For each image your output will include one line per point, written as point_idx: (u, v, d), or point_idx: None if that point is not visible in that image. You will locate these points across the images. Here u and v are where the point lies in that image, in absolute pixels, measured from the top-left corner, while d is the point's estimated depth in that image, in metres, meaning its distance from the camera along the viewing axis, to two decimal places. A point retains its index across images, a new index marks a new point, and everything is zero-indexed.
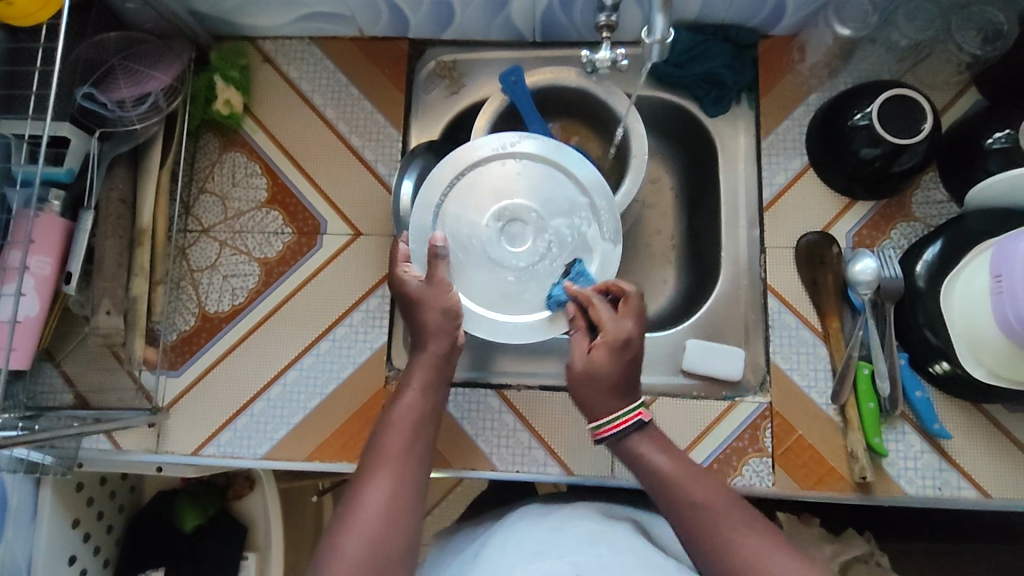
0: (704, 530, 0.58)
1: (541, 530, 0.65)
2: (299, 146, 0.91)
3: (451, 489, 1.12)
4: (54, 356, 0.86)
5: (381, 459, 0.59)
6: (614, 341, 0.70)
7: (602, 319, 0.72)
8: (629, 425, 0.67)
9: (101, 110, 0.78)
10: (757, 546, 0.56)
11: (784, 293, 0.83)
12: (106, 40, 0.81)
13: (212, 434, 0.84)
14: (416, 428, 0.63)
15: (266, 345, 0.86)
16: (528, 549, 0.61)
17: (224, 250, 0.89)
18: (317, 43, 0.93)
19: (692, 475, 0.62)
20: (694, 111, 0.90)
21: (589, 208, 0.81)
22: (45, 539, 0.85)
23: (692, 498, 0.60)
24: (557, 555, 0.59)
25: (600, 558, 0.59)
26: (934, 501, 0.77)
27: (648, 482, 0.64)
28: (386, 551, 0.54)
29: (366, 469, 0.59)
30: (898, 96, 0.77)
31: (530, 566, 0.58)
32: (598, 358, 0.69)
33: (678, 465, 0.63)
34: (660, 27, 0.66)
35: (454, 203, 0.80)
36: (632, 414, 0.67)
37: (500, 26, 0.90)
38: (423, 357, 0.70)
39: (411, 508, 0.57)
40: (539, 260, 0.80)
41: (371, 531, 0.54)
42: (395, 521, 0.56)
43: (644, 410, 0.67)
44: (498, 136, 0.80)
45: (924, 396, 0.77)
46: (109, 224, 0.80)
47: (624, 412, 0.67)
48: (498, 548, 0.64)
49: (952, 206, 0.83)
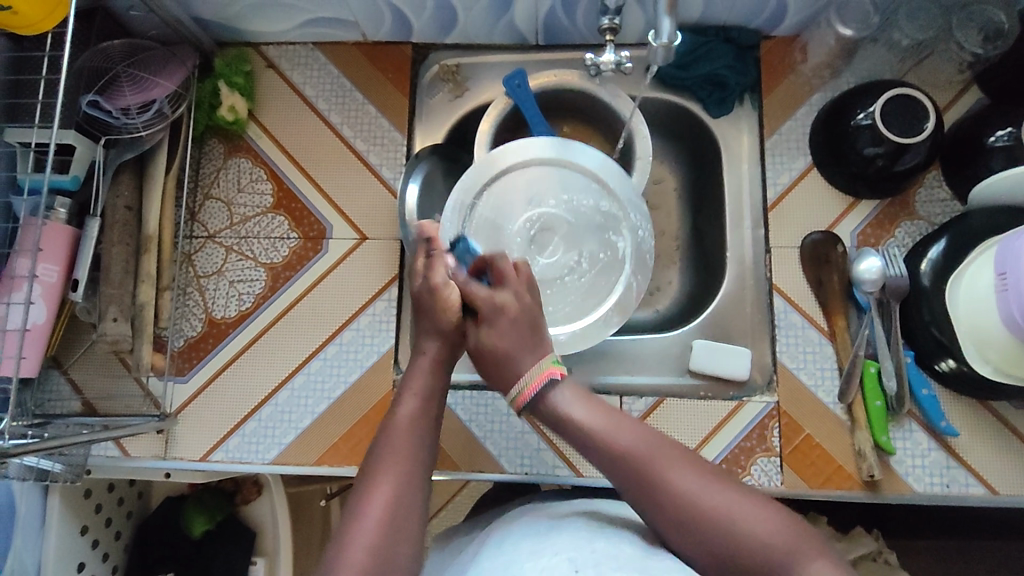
0: (645, 484, 0.55)
1: (537, 528, 0.65)
2: (304, 151, 0.91)
3: (457, 492, 1.12)
4: (62, 363, 0.86)
5: (382, 465, 0.58)
6: (494, 318, 0.63)
7: (477, 297, 0.65)
8: (545, 382, 0.61)
9: (106, 118, 0.79)
10: (698, 490, 0.54)
11: (790, 292, 0.84)
12: (110, 48, 0.82)
13: (220, 441, 0.84)
14: (418, 445, 0.60)
15: (274, 350, 0.86)
16: (524, 549, 0.61)
17: (230, 256, 0.89)
18: (320, 48, 0.94)
19: (618, 424, 0.58)
20: (697, 112, 0.91)
21: (624, 220, 0.82)
22: (54, 547, 0.86)
23: (621, 456, 0.56)
24: (554, 552, 0.58)
25: (596, 552, 0.57)
26: (941, 498, 0.77)
27: (577, 441, 0.59)
28: (387, 562, 0.53)
29: (366, 476, 0.58)
30: (900, 95, 0.77)
31: (527, 565, 0.57)
32: (487, 337, 0.63)
33: (601, 416, 0.59)
34: (667, 30, 0.66)
35: (488, 204, 0.81)
36: (545, 372, 0.61)
37: (504, 30, 0.90)
38: (420, 360, 0.66)
39: (412, 512, 0.56)
40: (568, 273, 0.81)
41: (373, 539, 0.53)
42: (395, 528, 0.54)
43: (556, 366, 0.61)
44: (541, 140, 0.82)
45: (930, 394, 0.78)
46: (116, 231, 0.80)
47: (533, 375, 0.61)
48: (496, 550, 0.63)
49: (955, 204, 0.84)
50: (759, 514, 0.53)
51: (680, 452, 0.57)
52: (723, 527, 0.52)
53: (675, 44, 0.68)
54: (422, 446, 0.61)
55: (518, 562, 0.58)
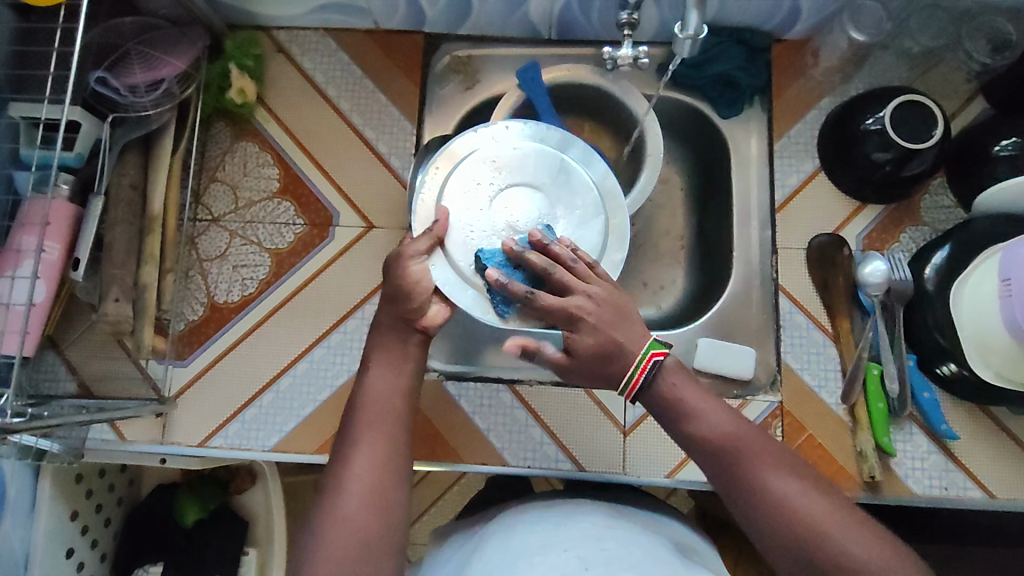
0: (738, 473, 0.57)
1: (543, 525, 0.66)
2: (312, 138, 0.91)
3: (449, 488, 1.11)
4: (58, 343, 0.84)
5: (363, 439, 0.59)
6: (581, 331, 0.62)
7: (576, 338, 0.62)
8: (649, 370, 0.61)
9: (114, 95, 0.78)
10: (790, 494, 0.55)
11: (795, 293, 0.84)
12: (121, 25, 0.81)
13: (219, 427, 0.83)
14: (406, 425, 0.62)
15: (276, 336, 0.85)
16: (532, 542, 0.62)
17: (234, 240, 0.88)
18: (332, 35, 0.93)
19: (714, 408, 0.60)
20: (707, 111, 0.91)
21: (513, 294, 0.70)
22: (44, 530, 0.85)
23: (718, 438, 0.58)
24: (564, 549, 0.60)
25: (605, 551, 0.60)
26: (939, 500, 0.78)
27: (666, 414, 0.62)
28: (374, 532, 0.55)
29: (347, 449, 0.59)
30: (910, 102, 0.78)
31: (536, 559, 0.59)
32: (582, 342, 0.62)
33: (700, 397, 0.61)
34: (694, 24, 0.64)
35: (453, 194, 0.75)
36: (650, 357, 0.61)
37: (517, 23, 0.90)
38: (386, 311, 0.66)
39: (395, 485, 0.57)
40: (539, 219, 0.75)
41: (361, 513, 0.55)
42: (381, 499, 0.56)
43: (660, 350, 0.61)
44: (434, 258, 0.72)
45: (931, 397, 0.79)
46: (120, 210, 0.79)
47: (634, 369, 0.61)
48: (501, 543, 0.64)
49: (958, 212, 0.85)
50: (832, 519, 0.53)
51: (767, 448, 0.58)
52: (803, 522, 0.53)
53: (702, 37, 0.67)
54: (403, 398, 0.62)
55: (526, 556, 0.60)
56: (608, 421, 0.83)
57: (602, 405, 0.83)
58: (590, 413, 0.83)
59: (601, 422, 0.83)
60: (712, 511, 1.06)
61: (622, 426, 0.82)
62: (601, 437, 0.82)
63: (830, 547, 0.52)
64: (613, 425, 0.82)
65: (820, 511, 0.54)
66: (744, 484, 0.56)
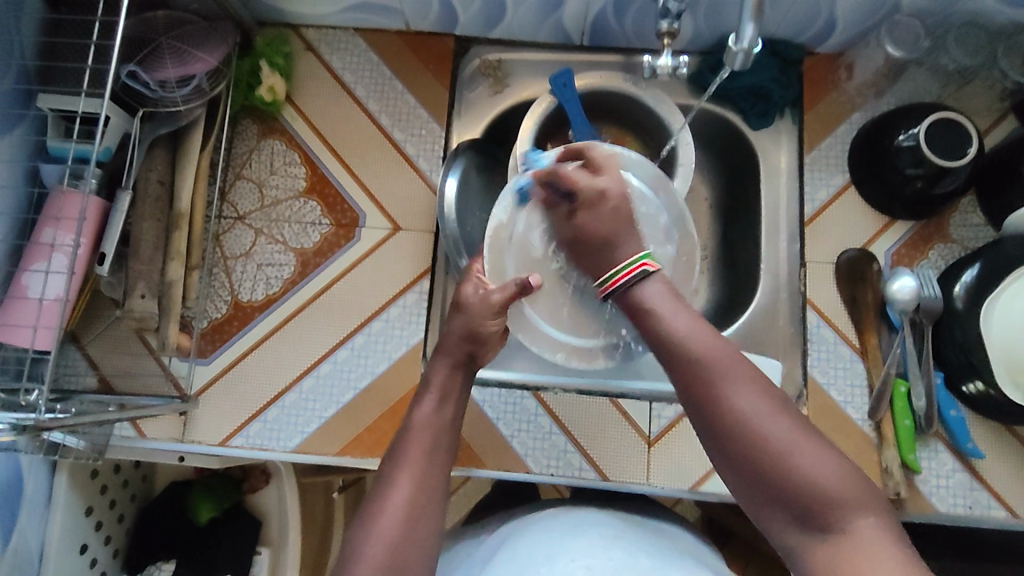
0: (703, 385, 0.56)
1: (555, 532, 0.65)
2: (340, 138, 0.90)
3: (456, 491, 1.10)
4: (79, 338, 0.83)
5: (401, 462, 0.59)
6: (594, 204, 0.71)
7: (592, 224, 0.71)
8: (635, 274, 0.66)
9: (143, 89, 0.78)
10: (756, 410, 0.53)
11: (823, 308, 0.84)
12: (154, 19, 0.81)
13: (240, 426, 0.82)
14: (435, 434, 0.62)
15: (300, 337, 0.85)
16: (540, 551, 0.61)
17: (260, 238, 0.87)
18: (361, 35, 0.92)
19: (698, 329, 0.59)
20: (738, 123, 0.90)
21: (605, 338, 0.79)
22: (58, 527, 0.83)
23: (692, 353, 0.57)
24: (570, 558, 0.58)
25: (613, 561, 0.59)
26: (963, 519, 0.78)
27: (646, 329, 0.62)
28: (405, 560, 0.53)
29: (386, 475, 0.58)
30: (946, 119, 0.77)
31: (544, 568, 0.57)
32: (590, 224, 0.71)
33: (682, 318, 0.60)
34: (749, 37, 0.64)
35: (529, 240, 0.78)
36: (637, 265, 0.66)
37: (550, 28, 0.90)
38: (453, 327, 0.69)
39: (434, 505, 0.57)
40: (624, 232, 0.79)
41: (395, 537, 0.53)
42: (417, 525, 0.55)
43: (648, 261, 0.66)
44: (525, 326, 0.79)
45: (959, 416, 0.78)
46: (148, 206, 0.78)
47: (629, 263, 0.67)
48: (508, 553, 0.63)
49: (989, 230, 0.85)
50: (794, 438, 0.52)
51: (746, 370, 0.56)
52: (761, 437, 0.52)
53: (753, 51, 0.66)
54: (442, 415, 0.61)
55: (537, 563, 0.59)
56: (632, 430, 0.82)
57: (627, 415, 0.83)
58: (614, 421, 0.83)
59: (624, 431, 0.82)
60: (718, 520, 1.05)
61: (646, 436, 0.82)
62: (625, 447, 0.82)
63: (784, 464, 0.51)
64: (639, 435, 0.82)
65: (785, 431, 0.52)
66: (706, 395, 0.55)
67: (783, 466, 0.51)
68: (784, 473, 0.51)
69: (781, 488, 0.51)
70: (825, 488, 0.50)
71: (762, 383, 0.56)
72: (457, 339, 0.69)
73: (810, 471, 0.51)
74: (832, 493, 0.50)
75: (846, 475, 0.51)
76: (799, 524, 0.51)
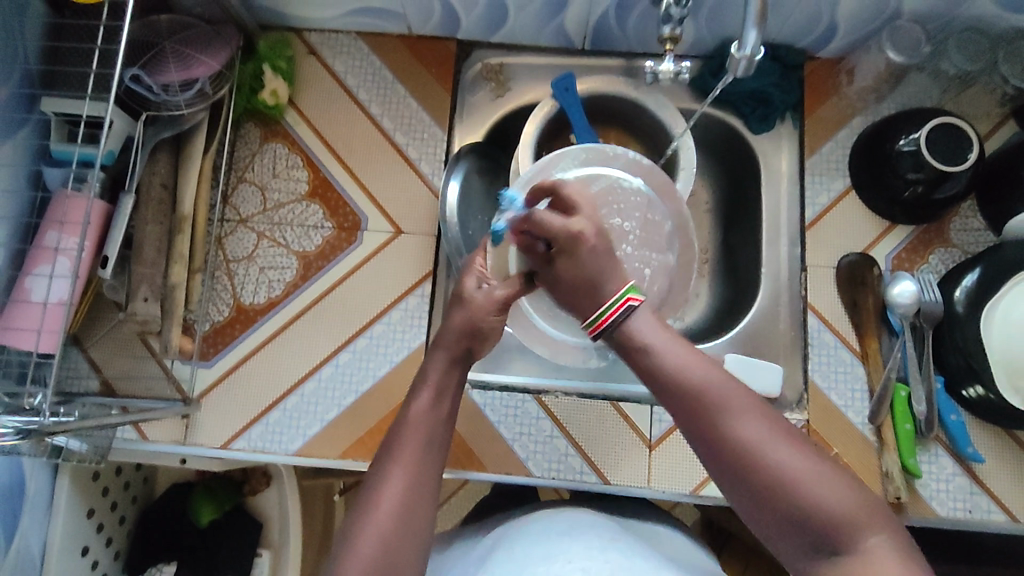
0: (704, 421, 0.53)
1: (554, 532, 0.65)
2: (342, 142, 0.90)
3: (454, 493, 1.11)
4: (82, 341, 0.83)
5: (394, 457, 0.57)
6: (571, 246, 0.65)
7: (567, 269, 0.66)
8: (620, 313, 0.61)
9: (146, 93, 0.78)
10: (761, 445, 0.51)
11: (824, 312, 0.84)
12: (157, 23, 0.81)
13: (242, 429, 0.82)
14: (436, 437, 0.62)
15: (302, 340, 0.85)
16: (535, 553, 0.60)
17: (262, 242, 0.87)
18: (364, 38, 0.93)
19: (693, 358, 0.56)
20: (739, 127, 0.91)
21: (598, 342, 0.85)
22: (60, 529, 0.84)
23: (689, 387, 0.54)
24: (567, 559, 0.58)
25: (609, 564, 0.58)
26: (964, 523, 0.78)
27: (642, 361, 0.59)
28: (396, 557, 0.52)
29: (378, 470, 0.57)
30: (946, 123, 0.78)
31: (540, 569, 0.57)
32: (566, 267, 0.66)
33: (675, 346, 0.57)
34: (751, 43, 0.64)
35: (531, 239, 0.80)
36: (624, 300, 0.62)
37: (552, 33, 0.90)
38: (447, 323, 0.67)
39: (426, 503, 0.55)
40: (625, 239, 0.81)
41: (387, 532, 0.52)
42: (409, 522, 0.53)
43: (633, 297, 0.62)
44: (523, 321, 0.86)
45: (959, 420, 0.79)
46: (150, 210, 0.78)
47: (611, 303, 0.62)
48: (505, 553, 0.63)
49: (989, 234, 0.85)
50: (805, 469, 0.50)
51: (747, 400, 0.53)
52: (771, 473, 0.50)
53: (757, 59, 0.67)
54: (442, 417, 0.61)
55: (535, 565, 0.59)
56: (632, 434, 0.83)
57: (628, 417, 0.83)
58: (615, 424, 0.83)
59: (625, 434, 0.83)
60: (718, 522, 1.05)
61: (647, 439, 0.82)
62: (626, 450, 0.82)
63: (797, 498, 0.49)
64: (639, 439, 0.82)
65: (794, 464, 0.50)
66: (709, 432, 0.53)
67: (798, 500, 0.49)
68: (800, 508, 0.49)
69: (798, 522, 0.49)
70: (841, 517, 0.48)
71: (766, 411, 0.53)
72: (456, 330, 0.67)
73: (826, 501, 0.49)
74: (842, 523, 0.48)
75: (859, 498, 0.49)
76: (820, 554, 0.49)
